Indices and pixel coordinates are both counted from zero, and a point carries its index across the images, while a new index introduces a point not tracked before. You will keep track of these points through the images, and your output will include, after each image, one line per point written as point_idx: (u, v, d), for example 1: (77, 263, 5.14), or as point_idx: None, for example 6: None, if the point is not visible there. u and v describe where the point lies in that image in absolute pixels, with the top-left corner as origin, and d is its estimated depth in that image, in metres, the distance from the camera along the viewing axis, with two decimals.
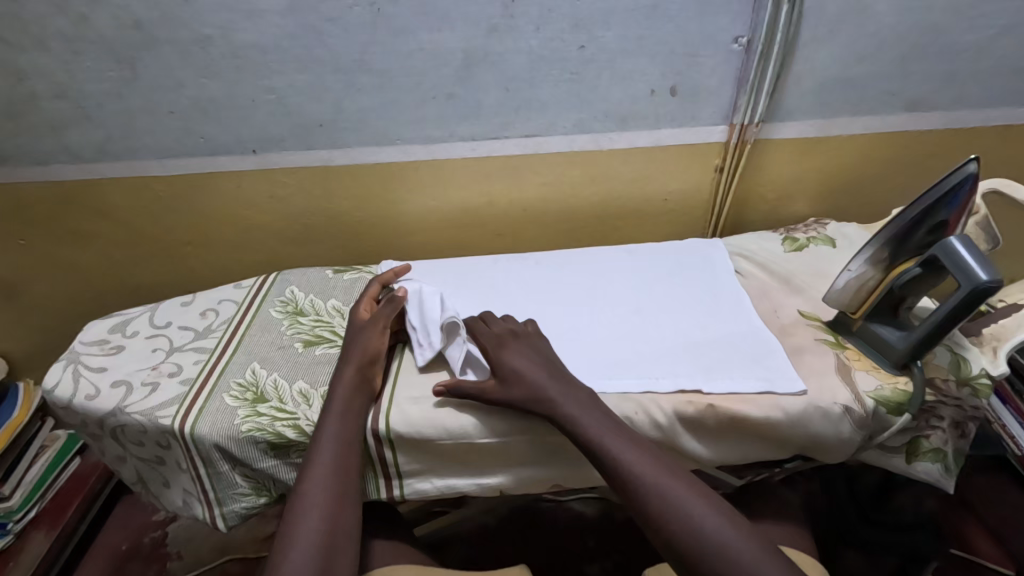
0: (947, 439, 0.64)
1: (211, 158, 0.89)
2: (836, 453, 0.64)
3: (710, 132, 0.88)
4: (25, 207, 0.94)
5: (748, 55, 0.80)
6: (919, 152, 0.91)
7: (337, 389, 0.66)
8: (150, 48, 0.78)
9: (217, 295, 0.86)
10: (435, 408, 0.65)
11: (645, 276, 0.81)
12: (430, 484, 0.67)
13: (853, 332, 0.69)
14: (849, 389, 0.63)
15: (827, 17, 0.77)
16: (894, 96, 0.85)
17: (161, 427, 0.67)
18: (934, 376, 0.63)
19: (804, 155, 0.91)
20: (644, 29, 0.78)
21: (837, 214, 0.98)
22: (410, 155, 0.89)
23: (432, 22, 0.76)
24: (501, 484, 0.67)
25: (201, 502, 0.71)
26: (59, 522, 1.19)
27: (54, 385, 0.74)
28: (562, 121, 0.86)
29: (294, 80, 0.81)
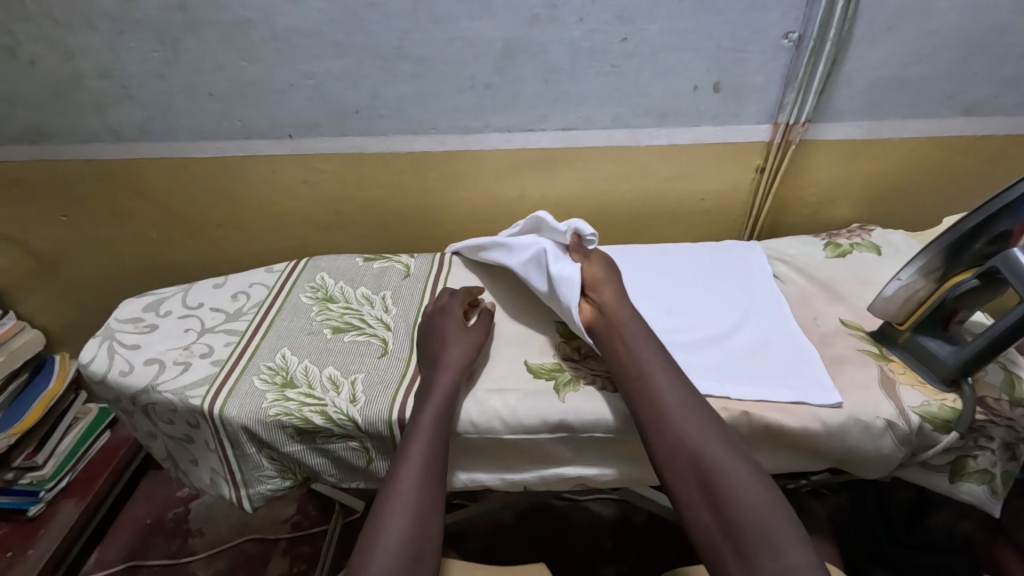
0: (996, 461, 0.61)
1: (248, 142, 0.89)
2: (875, 469, 0.62)
3: (753, 131, 0.85)
4: (68, 184, 0.96)
5: (798, 52, 0.77)
6: (974, 158, 0.87)
7: (440, 388, 0.63)
8: (193, 30, 0.78)
9: (250, 278, 0.87)
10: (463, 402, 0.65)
11: (678, 275, 0.79)
12: (452, 479, 0.66)
13: (899, 344, 0.66)
14: (893, 402, 0.60)
15: (885, 14, 0.74)
16: (951, 100, 0.81)
17: (191, 407, 0.68)
18: (985, 394, 0.60)
19: (852, 158, 0.87)
20: (691, 22, 0.75)
21: (879, 220, 0.95)
22: (444, 145, 0.88)
23: (473, 10, 0.75)
24: (525, 481, 0.66)
25: (227, 483, 0.72)
26: (89, 492, 1.22)
27: (89, 360, 0.75)
28: (600, 114, 0.84)
29: (333, 65, 0.80)
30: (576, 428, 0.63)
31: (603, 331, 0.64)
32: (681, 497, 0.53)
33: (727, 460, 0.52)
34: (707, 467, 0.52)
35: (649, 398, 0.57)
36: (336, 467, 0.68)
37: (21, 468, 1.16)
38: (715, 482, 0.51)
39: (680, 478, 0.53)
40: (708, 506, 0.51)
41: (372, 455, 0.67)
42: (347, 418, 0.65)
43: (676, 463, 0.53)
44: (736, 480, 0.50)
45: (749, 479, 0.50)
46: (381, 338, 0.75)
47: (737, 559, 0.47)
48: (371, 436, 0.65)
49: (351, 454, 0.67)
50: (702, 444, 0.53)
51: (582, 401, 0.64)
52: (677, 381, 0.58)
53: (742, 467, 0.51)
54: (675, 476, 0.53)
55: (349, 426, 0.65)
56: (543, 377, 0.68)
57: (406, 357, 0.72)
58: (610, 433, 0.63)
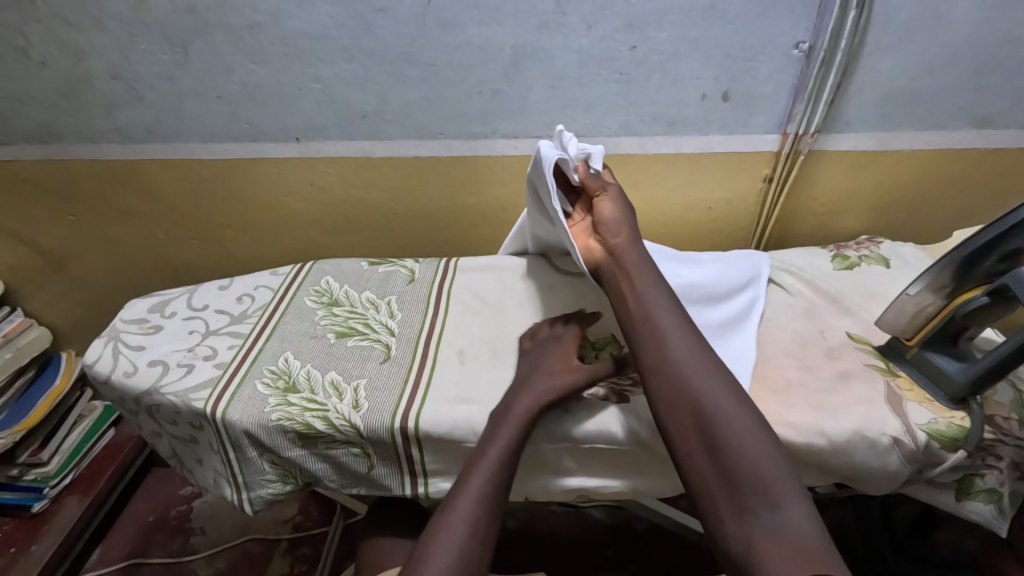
0: (1005, 480, 0.60)
1: (255, 144, 0.89)
2: (880, 486, 0.61)
3: (762, 140, 0.85)
4: (76, 183, 0.97)
5: (808, 62, 0.77)
6: (986, 171, 0.86)
7: (512, 416, 0.62)
8: (203, 33, 0.78)
9: (255, 281, 0.87)
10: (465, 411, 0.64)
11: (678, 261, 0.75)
12: None
13: (906, 359, 0.65)
14: (899, 419, 0.60)
15: (897, 25, 0.73)
16: (963, 112, 0.80)
17: (194, 409, 0.68)
18: (994, 413, 0.60)
19: (862, 169, 0.87)
20: (700, 31, 0.75)
21: (888, 232, 0.94)
22: (451, 151, 0.88)
23: (481, 17, 0.75)
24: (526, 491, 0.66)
25: (228, 486, 0.72)
26: (93, 490, 1.22)
27: (94, 360, 0.76)
28: (608, 122, 0.84)
29: (341, 70, 0.81)
30: (578, 439, 0.63)
31: (610, 272, 0.64)
32: (678, 439, 0.52)
33: (730, 407, 0.51)
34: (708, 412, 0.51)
35: (656, 344, 0.57)
36: (336, 472, 0.68)
37: (26, 464, 1.18)
38: (715, 427, 0.50)
39: (679, 421, 0.53)
40: (704, 451, 0.50)
41: (373, 462, 0.67)
42: (348, 424, 0.65)
43: (677, 406, 0.53)
44: (737, 428, 0.50)
45: (752, 428, 0.50)
46: (384, 343, 0.75)
47: (731, 506, 0.48)
48: (372, 442, 0.65)
49: (352, 460, 0.67)
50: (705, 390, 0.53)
51: (585, 412, 0.64)
52: (683, 328, 0.58)
53: (746, 418, 0.51)
54: (674, 418, 0.53)
55: (350, 432, 0.65)
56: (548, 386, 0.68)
57: (409, 363, 0.72)
58: (612, 444, 0.63)
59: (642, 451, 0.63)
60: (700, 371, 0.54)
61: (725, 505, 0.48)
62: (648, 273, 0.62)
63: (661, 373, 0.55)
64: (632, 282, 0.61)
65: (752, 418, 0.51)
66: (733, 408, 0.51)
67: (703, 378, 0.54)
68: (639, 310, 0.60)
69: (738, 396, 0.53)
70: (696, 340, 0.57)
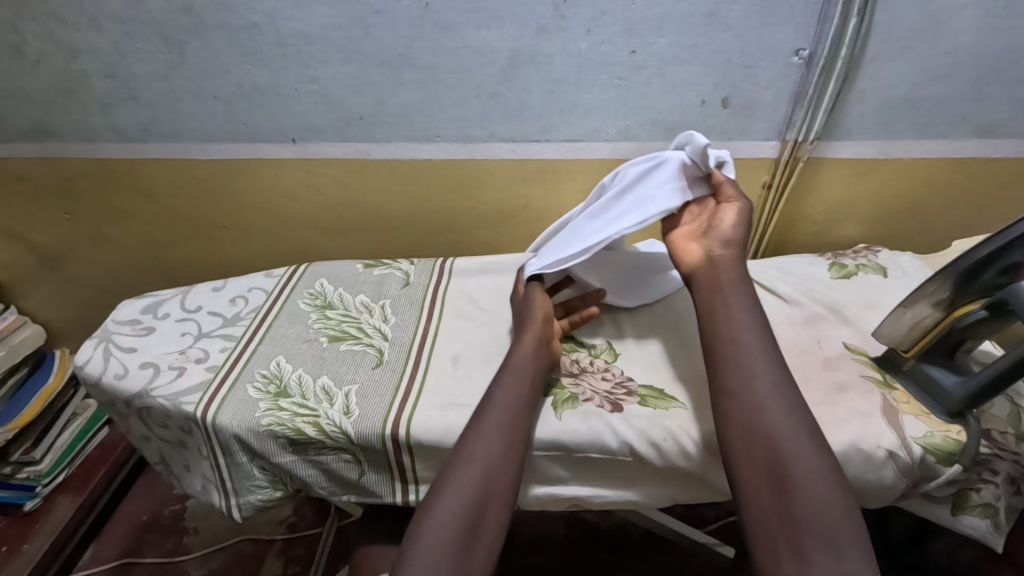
0: (1000, 495, 0.59)
1: (251, 145, 0.89)
2: (875, 499, 0.61)
3: (762, 147, 0.84)
4: (71, 182, 0.96)
5: (809, 69, 0.76)
6: (986, 181, 0.85)
7: (504, 383, 0.63)
8: (199, 32, 0.78)
9: (249, 282, 0.86)
10: (458, 418, 0.64)
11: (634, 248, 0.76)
12: None
13: (903, 372, 0.65)
14: (896, 432, 0.59)
15: (899, 33, 0.72)
16: (964, 121, 0.79)
17: (184, 413, 0.68)
18: (990, 427, 0.60)
19: (862, 176, 0.86)
20: (700, 36, 0.74)
21: (887, 240, 0.93)
22: (448, 154, 0.87)
23: (479, 20, 0.74)
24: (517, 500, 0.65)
25: (218, 491, 0.71)
26: (86, 488, 1.22)
27: (85, 361, 0.75)
28: (607, 127, 0.83)
29: (338, 71, 0.80)
30: (575, 447, 0.62)
31: (699, 286, 0.63)
32: (742, 472, 0.51)
33: (799, 439, 0.50)
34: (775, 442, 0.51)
35: (733, 369, 0.56)
36: (327, 478, 0.68)
37: (18, 463, 1.16)
38: (783, 458, 0.50)
39: (743, 446, 0.52)
40: (764, 480, 0.50)
41: (364, 468, 0.66)
42: (339, 430, 0.64)
43: (741, 432, 0.52)
44: (802, 462, 0.49)
45: (818, 462, 0.49)
46: (378, 348, 0.74)
47: (790, 549, 0.46)
48: (364, 448, 0.64)
49: (343, 467, 0.66)
50: (775, 421, 0.52)
51: (580, 419, 0.64)
52: (767, 352, 0.56)
53: (813, 449, 0.50)
54: (743, 451, 0.52)
55: (341, 438, 0.64)
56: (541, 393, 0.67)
57: (402, 368, 0.71)
58: (605, 454, 0.62)
59: (635, 462, 0.63)
60: (771, 398, 0.53)
61: (780, 535, 0.47)
62: (742, 296, 0.61)
63: (732, 399, 0.54)
64: (724, 302, 0.60)
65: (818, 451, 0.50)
66: (802, 440, 0.50)
67: (773, 407, 0.53)
68: (727, 330, 0.58)
69: (808, 428, 0.51)
70: (780, 366, 0.55)
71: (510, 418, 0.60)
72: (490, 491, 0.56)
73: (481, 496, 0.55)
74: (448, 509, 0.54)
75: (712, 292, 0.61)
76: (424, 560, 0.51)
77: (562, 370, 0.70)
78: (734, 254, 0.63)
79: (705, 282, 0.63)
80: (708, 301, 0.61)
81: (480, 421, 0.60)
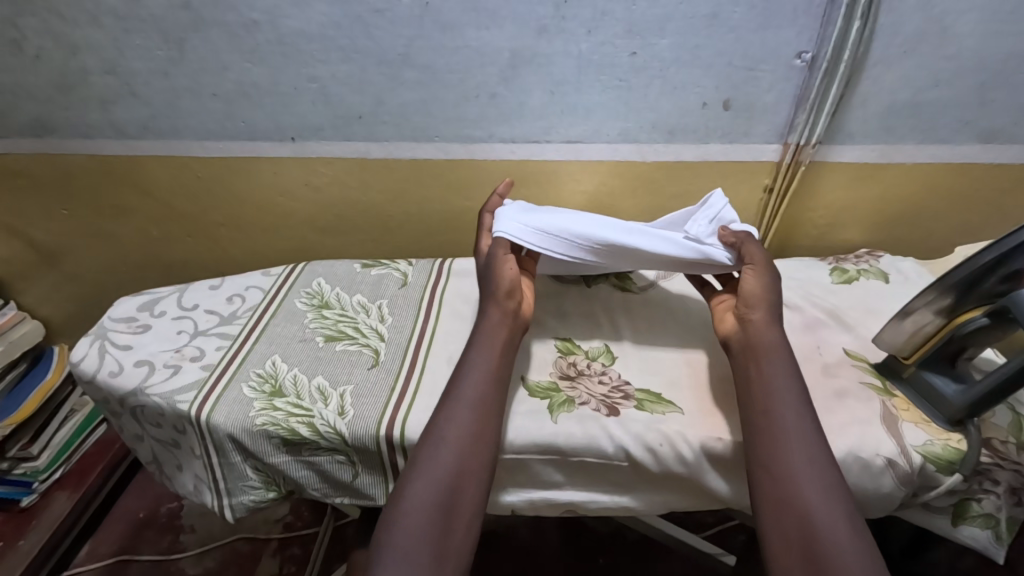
0: (1001, 505, 0.58)
1: (250, 143, 0.88)
2: (874, 508, 0.60)
3: (763, 151, 0.83)
4: (69, 178, 0.96)
5: (811, 73, 0.75)
6: (988, 187, 0.85)
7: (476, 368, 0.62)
8: (198, 30, 0.77)
9: (246, 281, 0.86)
10: None
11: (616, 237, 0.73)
12: None
13: (903, 379, 0.64)
14: (895, 440, 0.58)
15: (902, 36, 0.72)
16: (968, 126, 0.79)
17: (178, 412, 0.67)
18: (991, 436, 0.59)
19: (864, 181, 0.85)
20: (702, 38, 0.74)
21: (889, 246, 0.92)
22: (447, 154, 0.87)
23: (479, 20, 0.74)
24: (511, 504, 0.65)
25: (212, 490, 0.71)
26: (83, 485, 1.22)
27: (80, 359, 0.75)
28: (607, 128, 0.83)
29: (337, 70, 0.80)
30: (571, 451, 0.62)
31: (739, 349, 0.63)
32: (775, 547, 0.50)
33: (823, 500, 0.51)
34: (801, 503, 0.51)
35: (766, 428, 0.55)
36: (321, 480, 0.67)
37: (15, 458, 1.16)
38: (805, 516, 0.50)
39: (769, 506, 0.52)
40: (791, 539, 0.50)
41: (358, 470, 0.66)
42: (333, 431, 0.64)
43: (772, 492, 0.52)
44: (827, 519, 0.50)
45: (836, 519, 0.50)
46: (374, 349, 0.74)
47: None
48: (358, 450, 0.64)
49: (337, 468, 0.66)
50: (805, 478, 0.52)
51: (576, 423, 0.63)
52: (798, 406, 0.56)
53: (847, 525, 0.49)
54: (777, 526, 0.51)
55: (336, 439, 0.64)
56: (537, 395, 0.67)
57: (397, 370, 0.71)
58: (601, 459, 0.62)
59: (630, 467, 0.62)
60: (802, 454, 0.53)
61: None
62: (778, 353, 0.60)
63: (766, 458, 0.54)
64: (762, 370, 0.59)
65: (841, 505, 0.50)
66: (828, 502, 0.51)
67: (803, 465, 0.53)
68: (763, 400, 0.57)
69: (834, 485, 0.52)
70: (811, 425, 0.55)
71: (482, 393, 0.60)
72: (466, 469, 0.56)
73: (457, 475, 0.56)
74: (423, 497, 0.54)
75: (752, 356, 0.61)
76: (404, 543, 0.52)
77: (558, 373, 0.70)
78: (769, 320, 0.63)
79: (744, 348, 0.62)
80: (745, 361, 0.61)
81: (452, 399, 0.60)
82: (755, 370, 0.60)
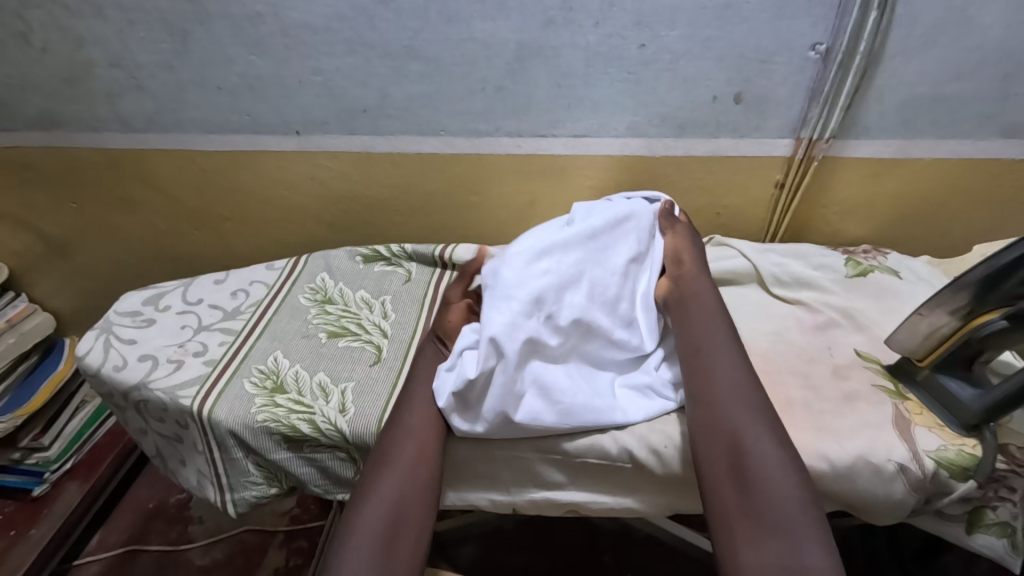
0: (1017, 514, 0.57)
1: (255, 137, 0.88)
2: (885, 514, 0.59)
3: (775, 145, 0.81)
4: (77, 171, 0.96)
5: (826, 65, 0.73)
6: (1009, 183, 0.82)
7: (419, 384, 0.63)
8: (203, 22, 0.77)
9: (250, 276, 0.86)
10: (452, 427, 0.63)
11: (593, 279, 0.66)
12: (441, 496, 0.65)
13: (917, 382, 0.62)
14: (907, 445, 0.57)
15: (922, 27, 0.69)
16: (989, 120, 0.76)
17: (181, 407, 0.67)
18: (1008, 442, 0.57)
19: (878, 177, 0.83)
20: (713, 30, 0.72)
21: (904, 245, 0.90)
22: (452, 148, 0.86)
23: (485, 11, 0.72)
24: (513, 502, 0.64)
25: (214, 485, 0.71)
26: (93, 475, 1.23)
27: (85, 352, 0.75)
28: (615, 122, 0.81)
29: (342, 63, 0.79)
30: (576, 450, 0.61)
31: (674, 301, 0.64)
32: (712, 491, 0.51)
33: (776, 458, 0.50)
34: (750, 467, 0.50)
35: (705, 401, 0.55)
36: (322, 476, 0.67)
37: (27, 448, 1.18)
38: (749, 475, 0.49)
39: (716, 473, 0.52)
40: (737, 495, 0.49)
41: (358, 466, 0.66)
42: (333, 428, 0.63)
43: (716, 448, 0.52)
44: (772, 475, 0.49)
45: (788, 473, 0.49)
46: (376, 345, 0.73)
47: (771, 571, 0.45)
48: (359, 447, 0.64)
49: (338, 464, 0.66)
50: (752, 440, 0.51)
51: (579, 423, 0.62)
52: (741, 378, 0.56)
53: (785, 459, 0.50)
54: (711, 462, 0.52)
55: (336, 437, 0.63)
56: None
57: (400, 367, 0.70)
58: (605, 459, 0.61)
59: (634, 468, 0.61)
60: (746, 415, 0.53)
61: (747, 543, 0.47)
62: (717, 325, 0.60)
63: (713, 430, 0.53)
64: (695, 313, 0.62)
65: (783, 453, 0.50)
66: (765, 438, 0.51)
67: (749, 422, 0.52)
68: (699, 347, 0.59)
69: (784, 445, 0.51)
70: (750, 386, 0.55)
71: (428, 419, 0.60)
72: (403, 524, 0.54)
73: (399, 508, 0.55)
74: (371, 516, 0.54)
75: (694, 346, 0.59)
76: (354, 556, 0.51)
77: None
78: (701, 275, 0.66)
79: (686, 317, 0.62)
80: (687, 338, 0.60)
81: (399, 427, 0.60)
82: (700, 351, 0.59)
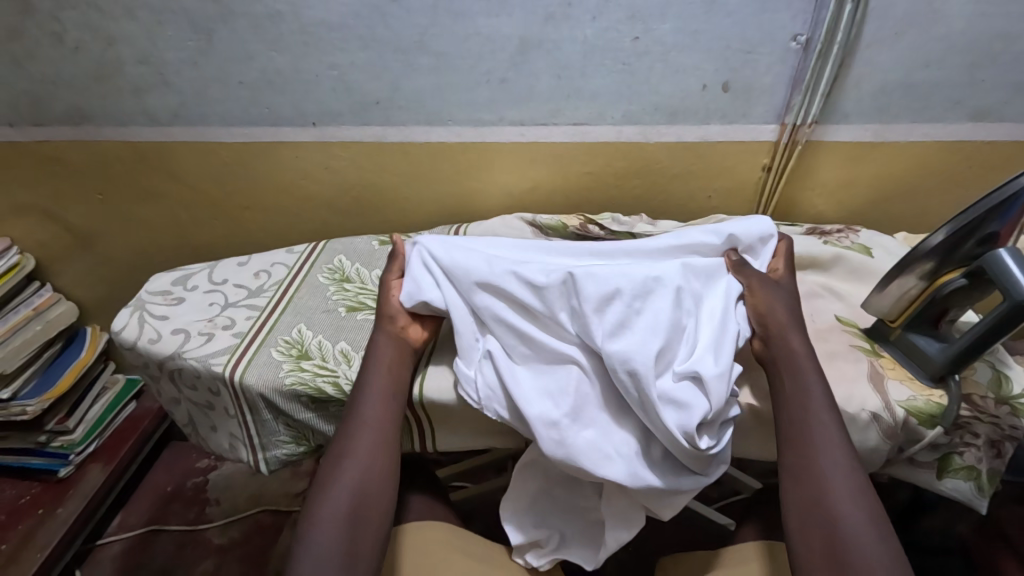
0: (982, 458, 0.62)
1: (274, 128, 0.94)
2: (862, 462, 0.64)
3: (761, 131, 0.87)
4: (103, 163, 1.02)
5: (806, 55, 0.79)
6: (980, 166, 0.87)
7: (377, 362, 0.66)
8: (227, 22, 0.83)
9: (271, 258, 0.91)
10: None
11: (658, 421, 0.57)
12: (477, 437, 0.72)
13: (889, 341, 0.68)
14: (880, 396, 0.62)
15: (892, 18, 0.75)
16: (958, 104, 0.82)
17: (213, 373, 0.73)
18: (971, 392, 0.63)
19: (856, 160, 0.89)
20: (701, 23, 0.77)
21: (883, 225, 0.96)
22: (459, 137, 0.92)
23: (491, 8, 0.78)
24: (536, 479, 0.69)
25: (246, 447, 0.77)
26: (115, 458, 1.28)
27: (121, 328, 0.81)
28: (611, 111, 0.87)
29: (356, 58, 0.84)
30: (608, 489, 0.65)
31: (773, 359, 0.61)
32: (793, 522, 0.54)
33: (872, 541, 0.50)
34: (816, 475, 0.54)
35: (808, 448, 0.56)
36: None
37: (52, 432, 1.21)
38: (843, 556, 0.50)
39: (800, 512, 0.54)
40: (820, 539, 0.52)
41: None
42: None
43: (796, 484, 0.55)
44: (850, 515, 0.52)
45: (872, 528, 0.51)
46: None
47: None
48: None
49: None
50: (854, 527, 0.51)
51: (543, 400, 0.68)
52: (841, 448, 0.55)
53: (872, 524, 0.51)
54: (801, 508, 0.54)
55: None
56: None
57: None
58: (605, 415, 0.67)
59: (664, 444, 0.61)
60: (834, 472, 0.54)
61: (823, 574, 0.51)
62: (822, 412, 0.57)
63: (803, 518, 0.53)
64: (795, 381, 0.59)
65: (859, 503, 0.52)
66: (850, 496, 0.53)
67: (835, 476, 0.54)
68: (796, 407, 0.58)
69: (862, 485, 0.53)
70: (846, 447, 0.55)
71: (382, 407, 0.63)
72: (369, 491, 0.59)
73: (357, 500, 0.58)
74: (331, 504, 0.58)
75: (799, 426, 0.57)
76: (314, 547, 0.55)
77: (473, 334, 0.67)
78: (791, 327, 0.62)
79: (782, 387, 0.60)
80: (790, 422, 0.58)
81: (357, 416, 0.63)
82: (799, 414, 0.57)
